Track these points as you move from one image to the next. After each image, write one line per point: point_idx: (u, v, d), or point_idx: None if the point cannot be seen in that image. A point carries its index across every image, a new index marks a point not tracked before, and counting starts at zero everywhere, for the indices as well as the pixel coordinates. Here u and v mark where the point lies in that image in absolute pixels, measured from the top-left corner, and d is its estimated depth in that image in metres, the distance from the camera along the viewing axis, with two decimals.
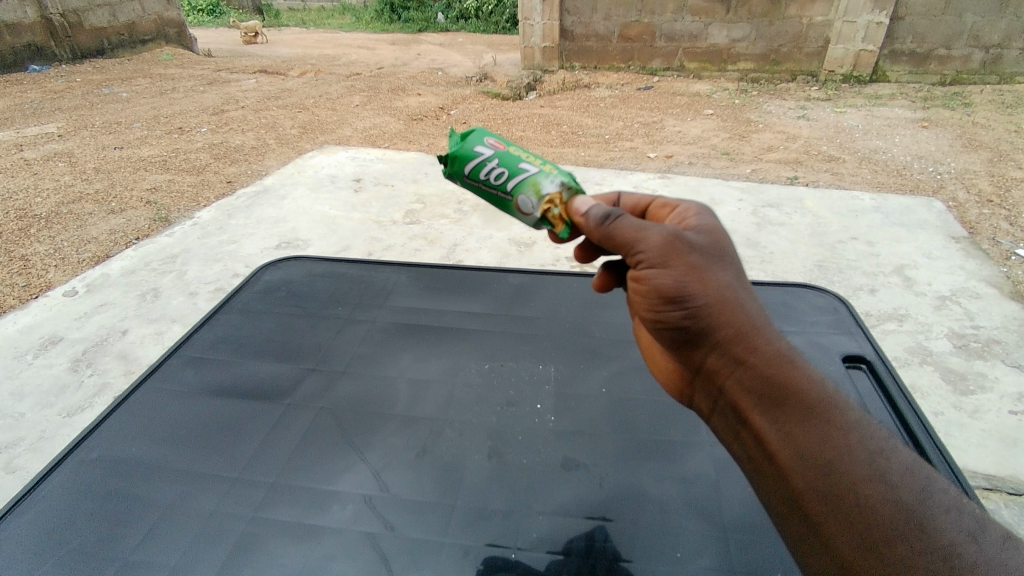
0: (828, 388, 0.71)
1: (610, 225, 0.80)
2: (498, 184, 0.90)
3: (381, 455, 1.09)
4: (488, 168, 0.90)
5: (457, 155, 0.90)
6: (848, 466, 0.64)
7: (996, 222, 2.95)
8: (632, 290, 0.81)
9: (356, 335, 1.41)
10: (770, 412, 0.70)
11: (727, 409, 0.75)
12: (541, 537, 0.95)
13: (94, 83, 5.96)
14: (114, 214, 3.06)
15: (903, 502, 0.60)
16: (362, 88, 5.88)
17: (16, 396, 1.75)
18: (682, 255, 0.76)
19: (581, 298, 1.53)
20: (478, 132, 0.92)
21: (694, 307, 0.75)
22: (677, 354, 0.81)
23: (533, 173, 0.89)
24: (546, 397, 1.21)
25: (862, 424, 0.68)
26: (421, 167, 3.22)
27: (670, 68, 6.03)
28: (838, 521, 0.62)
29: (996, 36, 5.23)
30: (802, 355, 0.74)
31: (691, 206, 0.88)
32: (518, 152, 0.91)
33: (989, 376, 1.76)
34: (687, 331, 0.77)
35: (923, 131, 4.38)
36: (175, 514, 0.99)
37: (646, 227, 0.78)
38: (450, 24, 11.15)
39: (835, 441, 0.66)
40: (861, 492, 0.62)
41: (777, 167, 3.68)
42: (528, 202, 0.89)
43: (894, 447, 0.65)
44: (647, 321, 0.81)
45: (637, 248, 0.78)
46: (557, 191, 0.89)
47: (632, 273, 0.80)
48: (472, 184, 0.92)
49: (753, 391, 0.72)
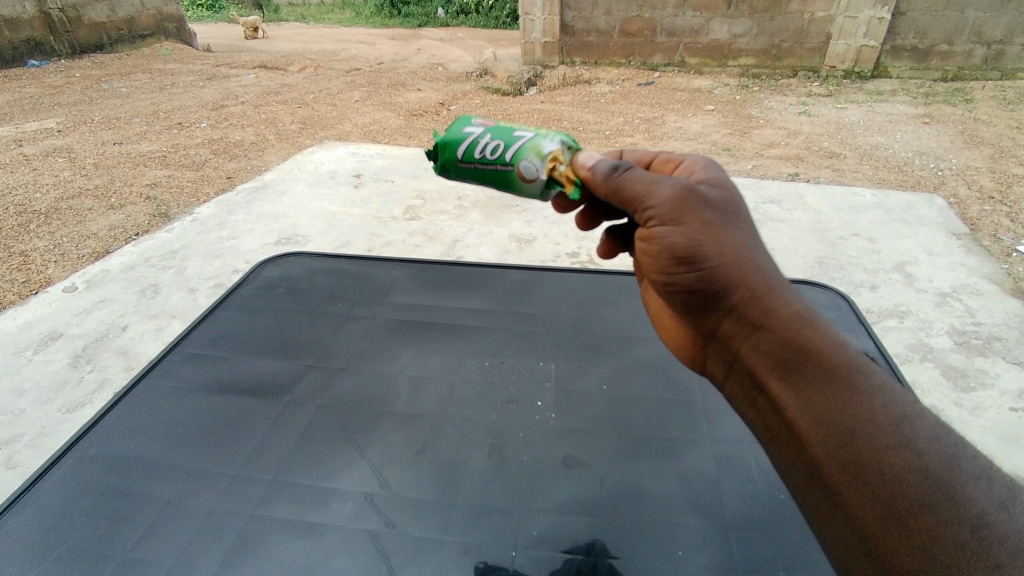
0: (846, 351, 0.72)
1: (619, 178, 0.79)
2: (495, 158, 0.87)
3: (382, 451, 1.09)
4: (481, 146, 0.88)
5: (447, 142, 0.89)
6: (870, 433, 0.65)
7: (997, 218, 2.94)
8: (643, 251, 0.81)
9: (356, 331, 1.41)
10: (788, 378, 0.72)
11: (744, 374, 0.78)
12: (541, 536, 0.94)
13: (93, 78, 5.94)
14: (114, 209, 3.06)
15: (931, 470, 0.61)
16: (362, 83, 5.86)
17: (16, 392, 1.75)
18: (694, 212, 0.76)
19: (581, 295, 1.53)
20: (461, 119, 0.92)
21: (709, 268, 0.76)
22: (692, 317, 0.83)
23: (530, 138, 0.87)
24: (546, 394, 1.21)
25: (885, 388, 0.68)
26: (421, 162, 3.21)
27: (671, 64, 6.01)
28: (861, 490, 0.64)
29: (998, 32, 5.21)
30: (815, 314, 0.76)
31: (698, 160, 0.88)
32: (508, 126, 0.90)
33: (990, 373, 1.75)
34: (700, 291, 0.78)
35: (925, 127, 4.37)
36: (174, 511, 0.99)
37: (657, 181, 0.77)
38: (450, 19, 11.12)
39: (854, 406, 0.67)
40: (885, 461, 0.63)
41: (777, 163, 3.67)
42: (531, 166, 0.86)
43: (919, 412, 0.66)
44: (661, 284, 0.83)
45: (647, 203, 0.77)
46: (558, 149, 0.87)
47: (643, 230, 0.80)
48: (468, 168, 0.90)
49: (770, 356, 0.74)
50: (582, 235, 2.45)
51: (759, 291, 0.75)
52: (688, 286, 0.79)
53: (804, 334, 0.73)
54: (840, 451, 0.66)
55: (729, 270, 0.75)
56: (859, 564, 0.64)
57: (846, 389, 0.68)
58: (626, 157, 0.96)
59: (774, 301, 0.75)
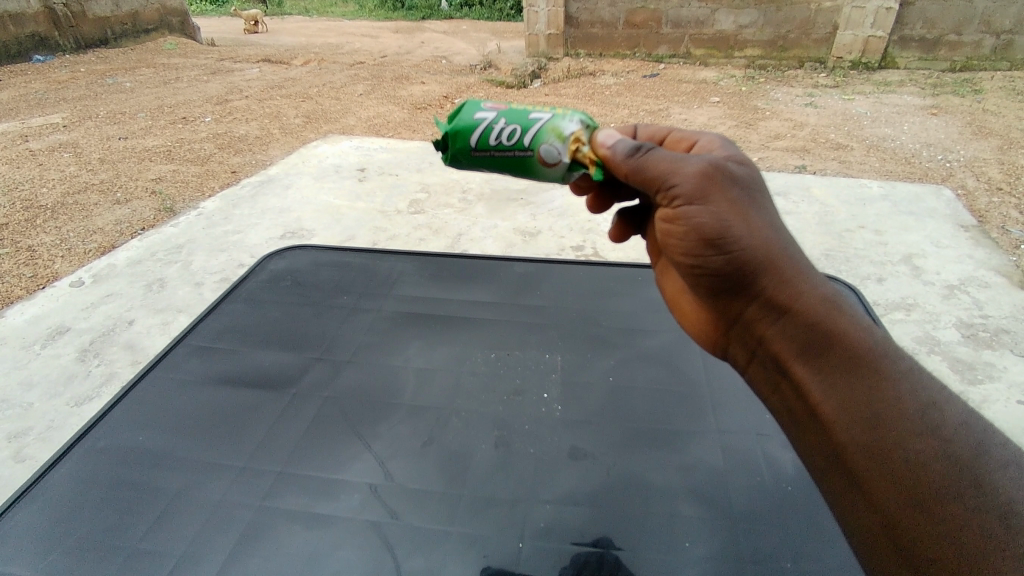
0: (874, 336, 0.72)
1: (641, 158, 0.78)
2: (512, 143, 0.87)
3: (387, 444, 1.09)
4: (497, 131, 0.87)
5: (458, 131, 0.88)
6: (897, 419, 0.65)
7: (1006, 211, 2.91)
8: (667, 233, 0.81)
9: (361, 323, 1.41)
10: (812, 361, 0.72)
11: (766, 359, 0.78)
12: (548, 527, 0.94)
13: (98, 73, 5.95)
14: (120, 204, 3.07)
15: (956, 457, 0.62)
16: (366, 77, 5.84)
17: (25, 386, 1.76)
18: (721, 191, 0.75)
19: (586, 288, 1.52)
20: (471, 103, 0.90)
21: (734, 251, 0.76)
22: (715, 300, 0.83)
23: (547, 120, 0.86)
24: (552, 386, 1.21)
25: (912, 374, 0.68)
26: (425, 156, 3.21)
27: (676, 55, 5.95)
28: (884, 477, 0.64)
29: (1007, 22, 5.16)
30: (843, 296, 0.75)
31: (715, 139, 0.87)
32: (522, 109, 0.89)
33: (997, 366, 1.74)
34: (726, 273, 0.78)
35: (932, 119, 4.32)
36: (184, 501, 1.00)
37: (681, 159, 0.77)
38: (454, 11, 11.07)
39: (881, 392, 0.67)
40: (910, 448, 0.63)
41: (784, 156, 3.65)
42: (552, 150, 0.85)
43: (946, 400, 0.66)
44: (683, 267, 0.83)
45: (672, 181, 0.76)
46: (578, 129, 0.86)
47: (667, 210, 0.79)
48: (484, 156, 0.89)
49: (794, 339, 0.74)
50: (587, 228, 2.45)
51: (785, 272, 0.75)
52: (712, 268, 0.79)
53: (833, 319, 0.73)
54: (864, 436, 0.66)
55: (757, 252, 0.75)
56: (881, 554, 0.64)
57: (873, 374, 0.68)
58: (639, 134, 0.95)
59: (800, 283, 0.75)
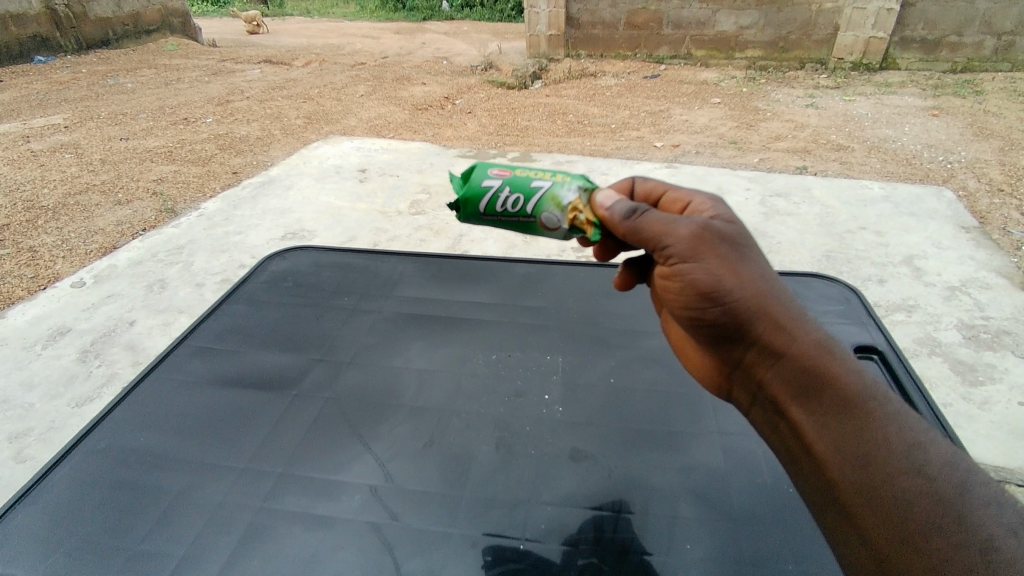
0: (864, 379, 0.71)
1: (636, 220, 0.78)
2: (516, 211, 0.88)
3: (387, 446, 1.09)
4: (502, 199, 0.88)
5: (466, 197, 0.89)
6: (885, 458, 0.65)
7: (1006, 212, 2.91)
8: (665, 287, 0.82)
9: (363, 323, 1.41)
10: (808, 405, 0.72)
11: (766, 403, 0.77)
12: (549, 528, 0.94)
13: (100, 73, 5.97)
14: (121, 205, 3.08)
15: (941, 494, 0.61)
16: (367, 78, 5.85)
17: (26, 386, 1.76)
18: (711, 248, 0.76)
19: (587, 289, 1.52)
20: (480, 165, 0.90)
21: (729, 304, 0.76)
22: (715, 348, 0.82)
23: (548, 188, 0.86)
24: (553, 387, 1.21)
25: (900, 416, 0.68)
26: (425, 158, 3.22)
27: (677, 56, 5.96)
28: (874, 513, 0.64)
29: (1009, 23, 5.15)
30: (837, 342, 0.75)
31: (707, 194, 0.86)
32: (525, 171, 0.88)
33: (999, 368, 1.74)
34: (723, 324, 0.78)
35: (934, 120, 4.32)
36: (186, 501, 1.00)
37: (672, 220, 0.77)
38: (455, 12, 11.08)
39: (871, 434, 0.67)
40: (897, 484, 0.63)
41: (785, 157, 3.65)
42: (552, 218, 0.86)
43: (932, 439, 0.66)
44: (682, 318, 0.83)
45: (665, 242, 0.77)
46: (576, 197, 0.86)
47: (663, 268, 0.80)
48: (491, 219, 0.90)
49: (790, 383, 0.73)
50: None
51: (779, 320, 0.75)
52: (710, 319, 0.79)
53: (827, 364, 0.72)
54: (855, 473, 0.66)
55: (749, 302, 0.75)
56: None
57: (863, 416, 0.68)
58: (637, 190, 0.93)
59: (795, 330, 0.74)
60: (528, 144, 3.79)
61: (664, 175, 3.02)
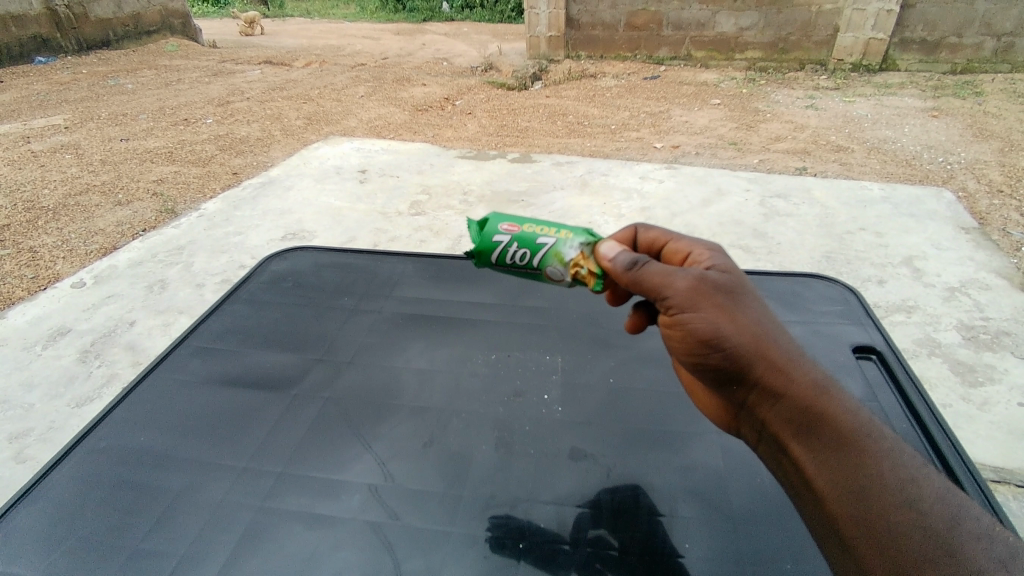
0: (859, 416, 0.72)
1: (636, 271, 0.79)
2: (523, 264, 0.91)
3: (387, 446, 1.09)
4: (511, 252, 0.91)
5: (477, 248, 0.92)
6: (878, 492, 0.65)
7: (1006, 213, 2.91)
8: (667, 335, 0.81)
9: (363, 323, 1.41)
10: (808, 442, 0.72)
11: (769, 440, 0.77)
12: (548, 526, 0.95)
13: (101, 74, 5.98)
14: (121, 205, 3.08)
15: (932, 529, 0.61)
16: (367, 79, 5.86)
17: (26, 387, 1.76)
18: (708, 297, 0.76)
19: (587, 290, 1.52)
20: (492, 217, 0.92)
21: (729, 350, 0.75)
22: (718, 390, 0.82)
23: (552, 243, 0.89)
24: (553, 387, 1.21)
25: (894, 452, 0.68)
26: (425, 158, 3.22)
27: (677, 57, 5.97)
28: (872, 547, 0.64)
29: (1008, 24, 5.15)
30: (834, 381, 0.75)
31: (703, 243, 0.87)
32: (532, 224, 0.91)
33: (998, 368, 1.74)
34: (724, 369, 0.78)
35: (933, 121, 4.32)
36: (187, 500, 1.00)
37: (670, 272, 0.78)
38: (455, 14, 11.06)
39: (865, 469, 0.67)
40: (891, 518, 0.64)
41: (784, 158, 3.65)
42: (556, 272, 0.89)
43: (925, 475, 0.66)
44: (685, 362, 0.82)
45: (665, 293, 0.77)
46: (579, 253, 0.87)
47: (664, 316, 0.80)
48: (503, 267, 0.94)
49: (791, 423, 0.73)
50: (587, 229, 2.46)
51: (777, 362, 0.75)
52: (711, 364, 0.78)
53: (824, 404, 0.72)
54: (852, 508, 0.66)
55: (748, 347, 0.75)
56: None
57: (859, 452, 0.69)
58: (640, 239, 0.93)
59: (792, 370, 0.75)
60: (528, 145, 3.80)
61: (664, 176, 3.02)
